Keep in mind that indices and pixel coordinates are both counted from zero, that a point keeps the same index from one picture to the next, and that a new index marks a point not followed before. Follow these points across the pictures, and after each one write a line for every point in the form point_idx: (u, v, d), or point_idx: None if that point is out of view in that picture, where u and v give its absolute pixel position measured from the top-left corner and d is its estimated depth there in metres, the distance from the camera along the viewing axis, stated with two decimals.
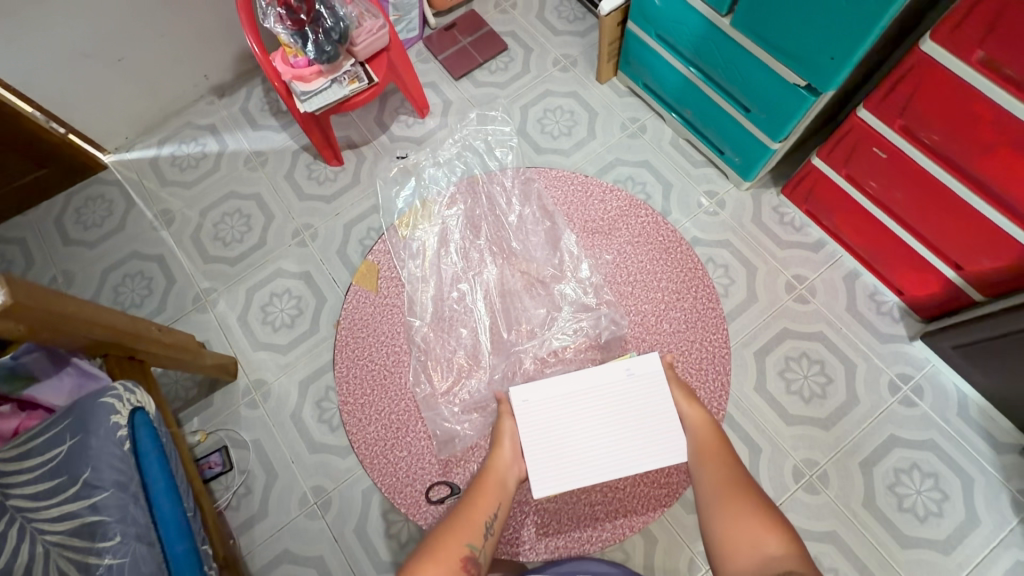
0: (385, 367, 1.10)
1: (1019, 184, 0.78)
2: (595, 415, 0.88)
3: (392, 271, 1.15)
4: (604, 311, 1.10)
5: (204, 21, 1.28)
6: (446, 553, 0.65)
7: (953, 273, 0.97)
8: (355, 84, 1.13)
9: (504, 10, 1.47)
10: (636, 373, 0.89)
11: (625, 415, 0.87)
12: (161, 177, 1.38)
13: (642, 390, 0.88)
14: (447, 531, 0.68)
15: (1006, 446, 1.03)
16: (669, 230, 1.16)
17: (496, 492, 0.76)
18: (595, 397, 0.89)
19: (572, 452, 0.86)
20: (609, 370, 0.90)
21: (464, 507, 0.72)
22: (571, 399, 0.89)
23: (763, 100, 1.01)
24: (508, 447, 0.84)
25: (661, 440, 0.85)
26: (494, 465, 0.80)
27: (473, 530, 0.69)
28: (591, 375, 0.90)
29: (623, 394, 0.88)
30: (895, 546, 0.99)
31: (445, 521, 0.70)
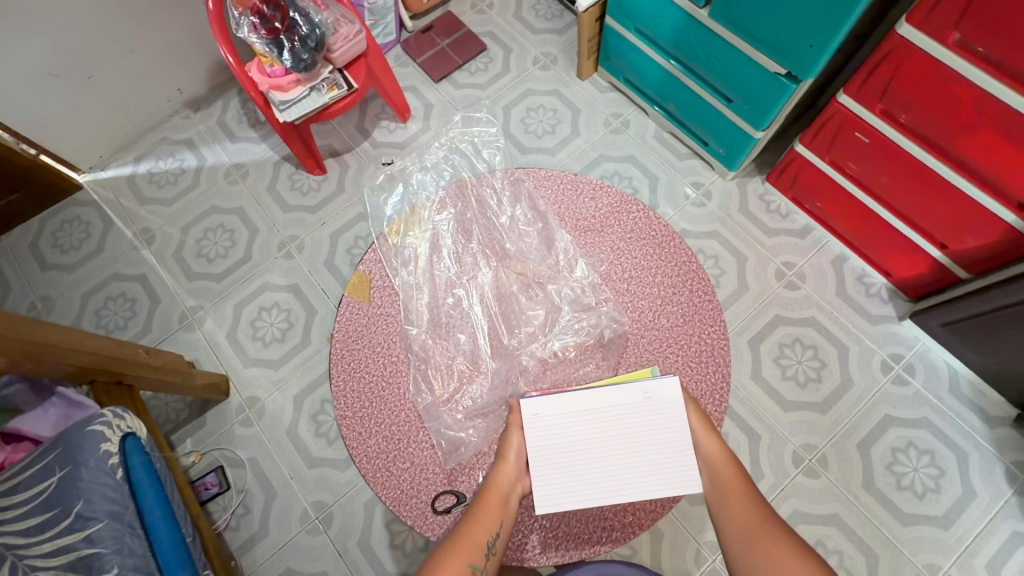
0: (383, 379, 1.08)
1: (1002, 163, 0.79)
2: (607, 438, 0.81)
3: (385, 281, 1.13)
4: (604, 310, 1.08)
5: (175, 34, 1.26)
6: None
7: (938, 253, 0.98)
8: (334, 91, 1.12)
9: (481, 10, 1.47)
10: (654, 398, 0.82)
11: (639, 441, 0.81)
12: (139, 195, 1.35)
13: (659, 416, 0.82)
14: (446, 555, 0.70)
15: (998, 419, 1.05)
16: (660, 224, 1.15)
17: (498, 508, 0.76)
18: (608, 418, 0.82)
19: (579, 471, 0.81)
20: (625, 390, 0.83)
21: (465, 527, 0.73)
22: (583, 417, 0.82)
23: (744, 90, 1.02)
24: (514, 458, 0.82)
25: (674, 471, 0.80)
26: (497, 478, 0.80)
27: (474, 553, 0.71)
28: (606, 394, 0.83)
29: (640, 419, 0.82)
30: (896, 524, 1.00)
31: (447, 542, 0.72)
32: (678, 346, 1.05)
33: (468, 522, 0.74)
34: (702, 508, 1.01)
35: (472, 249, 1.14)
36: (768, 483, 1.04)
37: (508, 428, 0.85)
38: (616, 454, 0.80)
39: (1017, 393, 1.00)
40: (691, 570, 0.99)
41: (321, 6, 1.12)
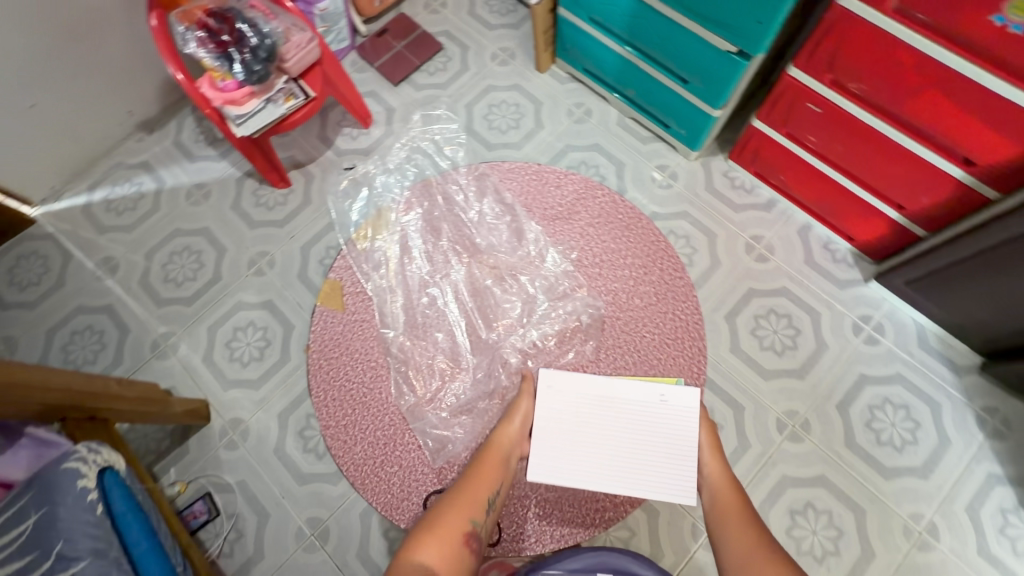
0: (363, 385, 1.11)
1: (947, 123, 0.82)
2: (616, 427, 0.92)
3: (357, 287, 1.16)
4: (574, 298, 1.13)
5: (119, 54, 1.21)
6: (453, 526, 0.76)
7: (896, 214, 1.02)
8: (291, 101, 1.09)
9: (435, 10, 1.46)
10: (668, 400, 0.93)
11: (642, 434, 0.91)
12: (97, 224, 1.30)
13: (668, 417, 0.92)
14: (447, 511, 0.78)
15: (966, 368, 1.09)
16: (627, 208, 1.21)
17: (496, 471, 0.85)
18: (622, 410, 0.93)
19: (580, 444, 0.92)
20: (646, 388, 0.94)
21: (466, 484, 0.82)
22: (596, 402, 0.94)
23: (699, 70, 1.04)
24: (515, 428, 0.91)
25: (670, 473, 0.89)
26: (497, 443, 0.89)
27: (474, 508, 0.79)
28: (625, 387, 0.94)
29: (653, 416, 0.92)
30: (880, 479, 1.04)
31: (453, 496, 0.81)
32: (655, 324, 1.12)
33: (468, 482, 0.83)
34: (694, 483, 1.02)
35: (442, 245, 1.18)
36: (756, 452, 1.06)
37: (520, 394, 0.95)
38: (619, 444, 0.91)
39: (981, 341, 1.05)
40: (689, 546, 1.00)
41: (270, 16, 1.11)
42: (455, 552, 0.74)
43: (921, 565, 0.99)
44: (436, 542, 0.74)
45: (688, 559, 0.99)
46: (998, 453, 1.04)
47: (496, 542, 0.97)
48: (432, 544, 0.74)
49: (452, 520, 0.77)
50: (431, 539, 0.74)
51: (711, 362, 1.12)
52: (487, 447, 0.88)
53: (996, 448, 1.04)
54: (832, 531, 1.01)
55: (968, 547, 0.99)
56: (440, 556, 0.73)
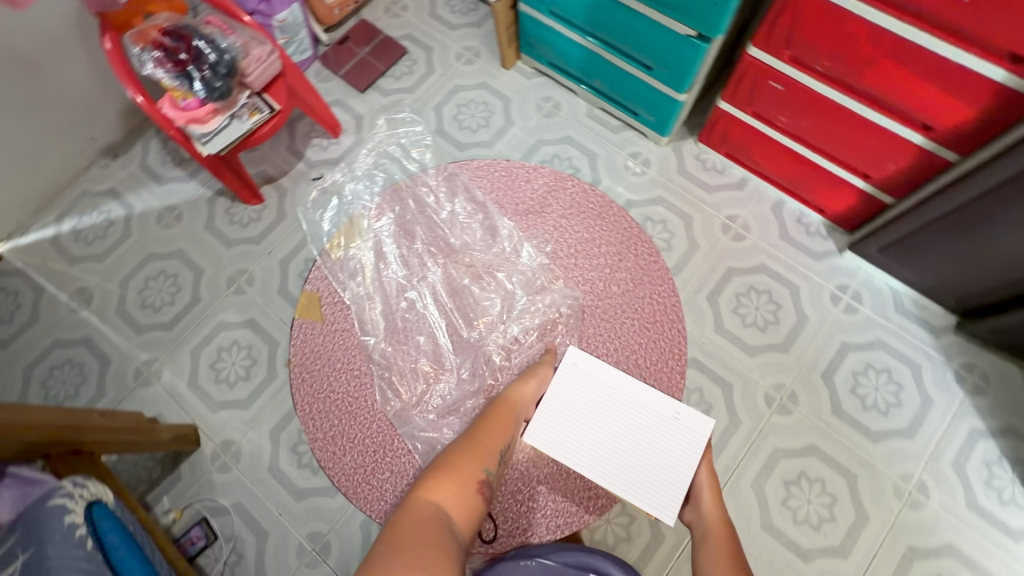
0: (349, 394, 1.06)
1: (903, 91, 0.84)
2: (624, 424, 0.89)
3: (334, 296, 1.11)
4: (553, 291, 1.09)
5: (76, 80, 1.19)
6: (467, 474, 0.74)
7: (863, 183, 1.04)
8: (256, 115, 1.08)
9: (396, 14, 1.45)
10: (681, 421, 0.89)
11: (645, 441, 0.88)
12: (68, 255, 1.28)
13: (676, 438, 0.88)
14: (460, 457, 0.76)
15: (942, 328, 1.12)
16: (598, 196, 1.18)
17: (509, 424, 0.83)
18: (636, 412, 0.90)
19: (582, 422, 0.89)
20: (664, 400, 0.90)
21: (479, 434, 0.80)
22: (611, 395, 0.91)
23: (662, 56, 1.05)
24: (532, 388, 0.89)
25: (659, 490, 0.85)
26: (512, 397, 0.87)
27: (488, 456, 0.77)
28: (644, 391, 0.91)
29: (663, 429, 0.88)
30: (868, 443, 1.06)
31: (468, 445, 0.78)
32: (633, 308, 1.09)
33: (481, 432, 0.80)
34: None
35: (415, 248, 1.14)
36: (747, 428, 1.08)
37: (542, 361, 0.95)
38: (621, 442, 0.88)
39: (955, 301, 1.08)
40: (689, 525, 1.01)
41: (228, 31, 1.10)
42: (467, 498, 0.72)
43: (913, 524, 1.01)
44: (449, 483, 0.72)
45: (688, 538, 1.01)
46: (979, 408, 1.07)
47: (493, 538, 0.95)
48: (446, 487, 0.71)
49: (466, 466, 0.75)
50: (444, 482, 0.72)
51: (697, 342, 1.13)
52: (500, 402, 0.86)
53: (977, 403, 1.07)
54: (826, 498, 1.03)
55: (957, 502, 1.02)
56: (452, 498, 0.71)
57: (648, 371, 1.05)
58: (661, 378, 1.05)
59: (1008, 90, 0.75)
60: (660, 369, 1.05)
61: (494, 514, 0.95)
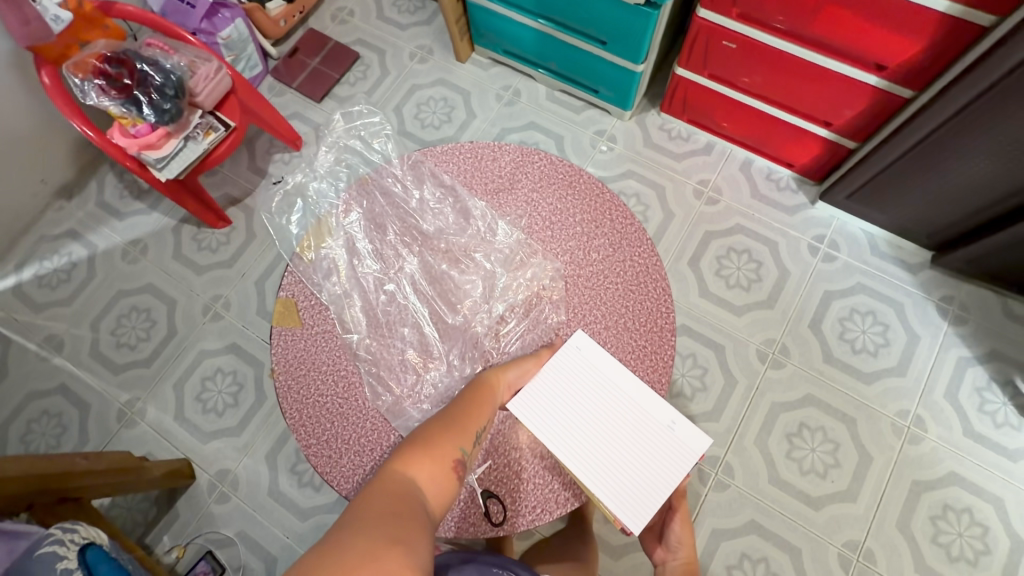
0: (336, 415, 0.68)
1: (851, 35, 0.85)
2: (613, 419, 0.64)
3: (313, 299, 0.72)
4: (533, 265, 0.73)
5: (17, 123, 1.13)
6: (440, 453, 0.55)
7: (825, 131, 1.05)
8: (212, 135, 1.06)
9: (343, 20, 1.43)
10: (675, 436, 0.64)
11: (627, 446, 0.63)
12: (32, 304, 1.23)
13: (663, 453, 0.63)
14: (433, 434, 0.56)
15: (918, 265, 1.14)
16: (570, 168, 0.78)
17: (493, 402, 0.62)
18: (625, 408, 0.65)
19: (569, 405, 0.65)
20: (659, 403, 0.65)
21: (455, 413, 0.59)
22: (603, 385, 0.66)
23: (614, 29, 1.05)
24: (512, 376, 0.65)
25: (629, 495, 0.61)
26: (496, 377, 0.63)
27: (468, 436, 0.58)
28: (639, 386, 0.65)
29: (649, 438, 0.63)
30: (862, 385, 1.07)
31: (442, 419, 0.58)
32: (614, 266, 0.73)
33: (457, 408, 0.60)
34: None
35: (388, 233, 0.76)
36: (743, 387, 1.08)
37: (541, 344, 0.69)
38: (600, 435, 0.63)
39: (927, 237, 1.10)
40: (699, 489, 1.03)
41: (171, 51, 1.07)
42: (442, 485, 0.53)
43: (915, 458, 1.03)
44: (421, 465, 0.53)
45: (701, 502, 1.03)
46: (963, 338, 1.09)
47: (502, 520, 0.64)
48: (418, 467, 0.53)
49: (443, 444, 0.56)
50: (415, 461, 0.53)
51: (684, 310, 1.14)
52: (482, 378, 0.63)
53: (960, 333, 1.09)
54: (829, 445, 1.04)
55: (955, 432, 1.04)
56: (426, 482, 0.52)
57: (638, 332, 0.69)
58: (652, 343, 0.69)
59: (951, 18, 0.77)
60: (648, 330, 0.69)
61: (499, 489, 0.65)
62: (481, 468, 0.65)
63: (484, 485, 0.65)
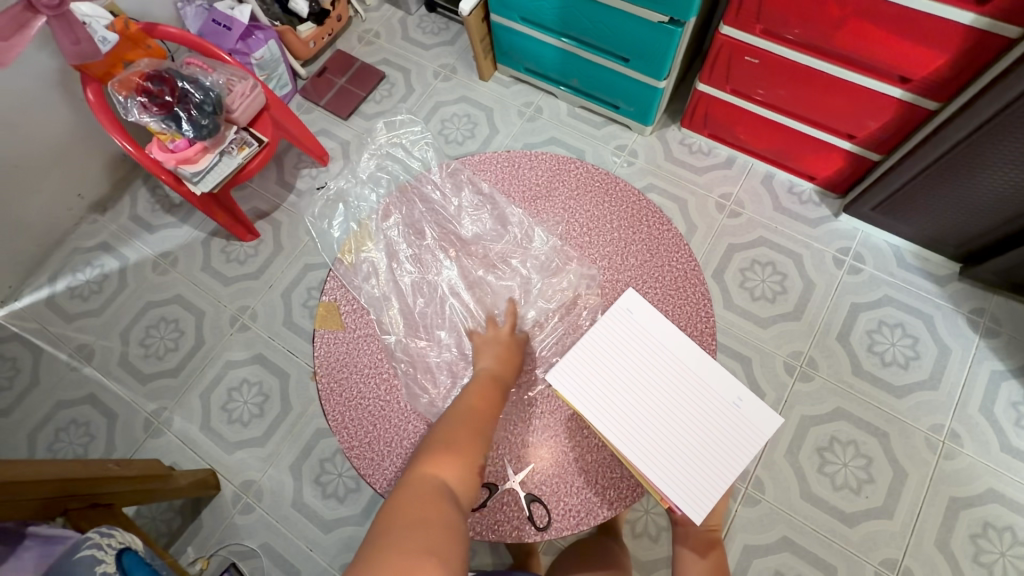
0: (377, 418, 0.68)
1: (875, 48, 0.86)
2: (673, 396, 0.64)
3: (356, 302, 0.73)
4: (572, 270, 0.74)
5: (59, 139, 1.18)
6: (462, 453, 0.58)
7: (849, 144, 1.06)
8: (246, 150, 1.09)
9: (370, 41, 1.48)
10: (740, 412, 0.63)
11: (690, 425, 0.63)
12: (64, 315, 1.25)
13: (729, 432, 0.63)
14: (455, 435, 0.59)
15: (946, 277, 1.13)
16: (608, 177, 0.79)
17: (501, 396, 0.64)
18: (686, 383, 0.64)
19: (623, 380, 0.65)
20: (725, 378, 0.64)
21: (468, 410, 0.62)
22: (661, 359, 0.65)
23: (636, 47, 1.07)
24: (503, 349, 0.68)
25: (690, 476, 0.61)
26: (497, 368, 0.66)
27: (484, 435, 0.61)
28: (699, 361, 0.65)
29: (712, 414, 0.63)
30: (894, 399, 1.06)
31: (458, 416, 0.61)
32: (653, 272, 0.73)
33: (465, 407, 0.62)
34: None
35: (425, 238, 0.78)
36: (772, 400, 1.07)
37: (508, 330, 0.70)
38: (661, 412, 0.63)
39: (955, 249, 1.09)
40: (729, 505, 1.01)
41: (209, 69, 1.11)
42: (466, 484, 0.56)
43: (952, 474, 1.00)
44: (450, 466, 0.56)
45: (731, 517, 1.01)
46: (995, 350, 1.07)
47: (548, 525, 0.63)
48: (447, 468, 0.56)
49: (466, 444, 0.59)
50: (443, 462, 0.56)
51: None
52: (481, 375, 0.66)
53: (992, 346, 1.08)
54: (861, 460, 1.02)
55: (991, 446, 1.01)
56: (455, 479, 0.56)
57: None
58: None
59: (977, 31, 0.77)
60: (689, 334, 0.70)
61: (543, 493, 0.64)
62: (522, 472, 0.65)
63: (528, 490, 0.64)
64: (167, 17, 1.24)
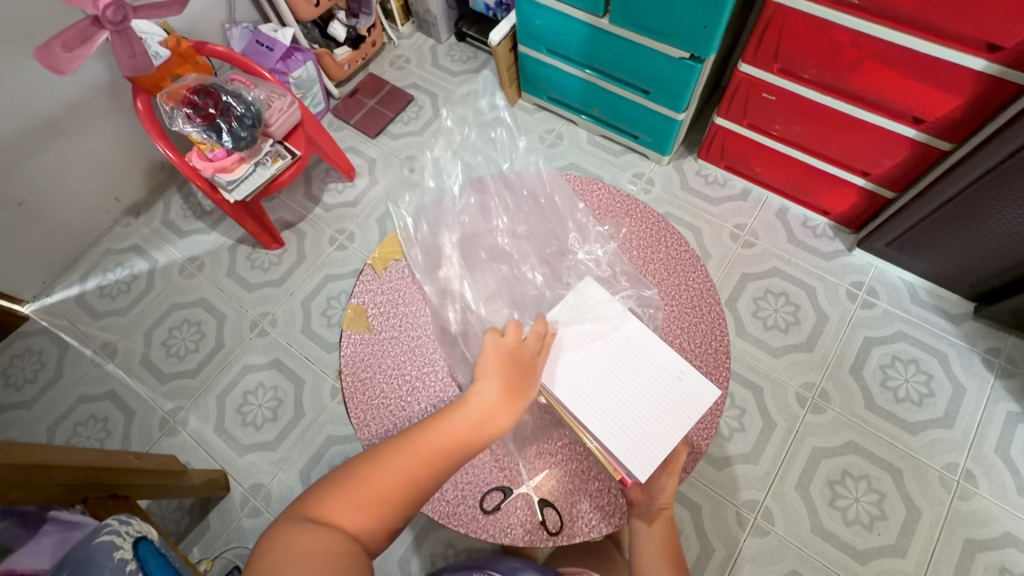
0: (399, 417, 0.69)
1: (891, 89, 0.90)
2: (621, 367, 0.66)
3: (388, 306, 0.76)
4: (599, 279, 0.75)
5: (104, 146, 1.24)
6: (378, 497, 0.53)
7: (863, 181, 1.08)
8: (279, 161, 1.14)
9: (401, 66, 1.55)
10: (685, 384, 0.65)
11: (635, 395, 0.64)
12: (92, 312, 1.30)
13: (672, 401, 0.64)
14: (380, 477, 0.53)
15: (961, 316, 1.13)
16: (631, 200, 0.82)
17: (472, 442, 0.56)
18: (636, 357, 0.66)
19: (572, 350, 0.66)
20: (672, 353, 0.67)
21: (413, 452, 0.55)
22: (613, 334, 0.68)
23: (657, 80, 1.12)
24: (514, 370, 0.60)
25: (632, 441, 0.62)
26: (485, 402, 0.58)
27: (420, 487, 0.54)
28: (650, 337, 0.67)
29: (656, 385, 0.65)
30: (907, 435, 1.05)
31: (396, 458, 0.55)
32: (671, 290, 0.75)
33: (422, 443, 0.55)
34: (729, 471, 1.04)
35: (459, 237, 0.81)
36: (783, 430, 1.07)
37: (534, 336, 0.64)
38: (610, 381, 0.65)
39: (969, 288, 1.10)
40: (738, 534, 1.00)
41: (251, 86, 1.17)
42: (378, 534, 0.53)
43: (967, 515, 0.99)
44: (360, 509, 0.52)
45: (739, 547, 1.00)
46: (1011, 391, 1.07)
47: (559, 530, 0.64)
48: (353, 511, 0.52)
49: (386, 489, 0.53)
50: (351, 503, 0.52)
51: None
52: (474, 400, 0.58)
53: (1008, 387, 1.07)
54: (873, 496, 1.01)
55: (1007, 488, 1.00)
56: (361, 524, 0.52)
57: (694, 352, 0.71)
58: (708, 364, 0.71)
59: (988, 76, 0.80)
60: (704, 351, 0.71)
61: (557, 499, 0.65)
62: (537, 478, 0.66)
63: (542, 495, 0.65)
64: (215, 37, 1.31)
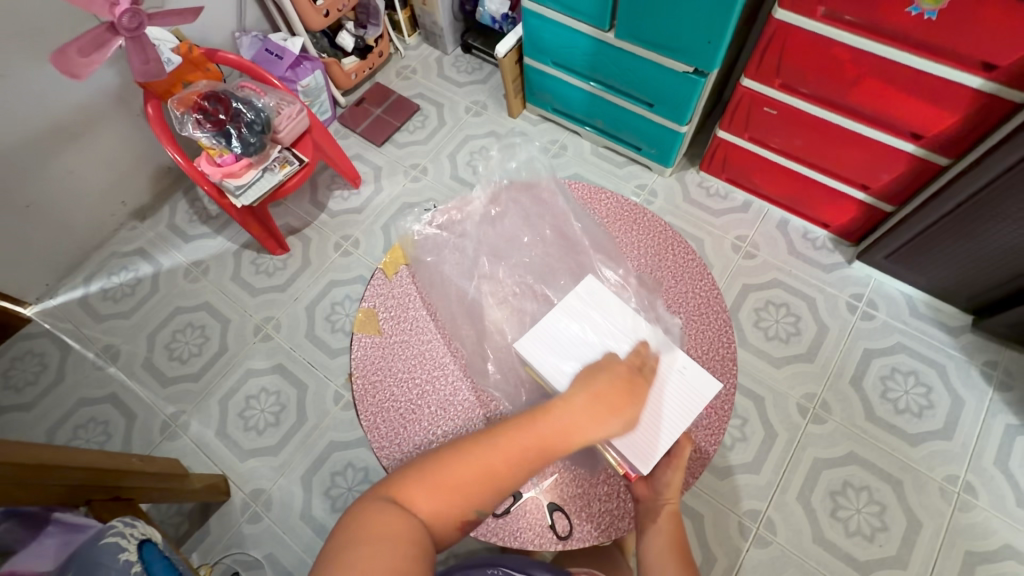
0: (409, 419, 0.70)
1: (889, 105, 0.92)
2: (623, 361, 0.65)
3: (399, 310, 0.77)
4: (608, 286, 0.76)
5: (113, 150, 1.25)
6: (454, 490, 0.54)
7: (863, 194, 1.10)
8: (287, 167, 1.16)
9: (407, 76, 1.58)
10: (686, 377, 0.65)
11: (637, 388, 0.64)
12: (95, 315, 1.30)
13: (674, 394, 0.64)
14: (456, 470, 0.54)
15: (959, 328, 1.15)
16: (638, 209, 0.83)
17: (553, 451, 0.56)
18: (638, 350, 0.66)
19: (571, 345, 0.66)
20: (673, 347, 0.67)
21: (496, 452, 0.55)
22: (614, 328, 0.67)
23: (660, 93, 1.14)
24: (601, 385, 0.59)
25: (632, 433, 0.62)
26: (574, 412, 0.57)
27: (495, 488, 0.55)
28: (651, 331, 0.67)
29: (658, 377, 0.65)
30: (907, 446, 1.06)
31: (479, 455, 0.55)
32: (677, 297, 0.76)
33: (503, 445, 0.56)
34: (730, 480, 1.05)
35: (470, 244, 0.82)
36: (784, 440, 1.07)
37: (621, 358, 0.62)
38: None
39: (967, 300, 1.11)
40: (740, 544, 1.00)
41: (261, 93, 1.18)
42: (449, 525, 0.54)
43: (967, 527, 0.99)
44: (435, 498, 0.53)
45: (741, 557, 1.00)
46: (1009, 404, 1.08)
47: (568, 534, 0.64)
48: (429, 499, 0.53)
49: (463, 482, 0.54)
50: (427, 491, 0.54)
51: None
52: (560, 408, 0.57)
53: (1006, 400, 1.08)
54: (874, 507, 1.02)
55: (1006, 499, 1.00)
56: (433, 512, 0.53)
57: (700, 359, 0.72)
58: (714, 371, 0.72)
59: (985, 94, 0.82)
60: (710, 357, 0.72)
61: (566, 503, 0.65)
62: (547, 481, 0.66)
63: (551, 498, 0.66)
64: (225, 45, 1.33)
